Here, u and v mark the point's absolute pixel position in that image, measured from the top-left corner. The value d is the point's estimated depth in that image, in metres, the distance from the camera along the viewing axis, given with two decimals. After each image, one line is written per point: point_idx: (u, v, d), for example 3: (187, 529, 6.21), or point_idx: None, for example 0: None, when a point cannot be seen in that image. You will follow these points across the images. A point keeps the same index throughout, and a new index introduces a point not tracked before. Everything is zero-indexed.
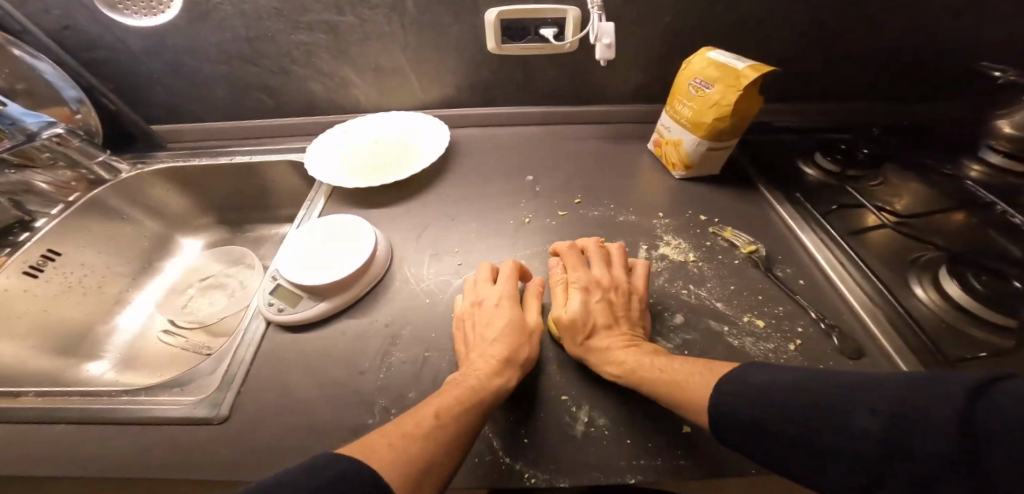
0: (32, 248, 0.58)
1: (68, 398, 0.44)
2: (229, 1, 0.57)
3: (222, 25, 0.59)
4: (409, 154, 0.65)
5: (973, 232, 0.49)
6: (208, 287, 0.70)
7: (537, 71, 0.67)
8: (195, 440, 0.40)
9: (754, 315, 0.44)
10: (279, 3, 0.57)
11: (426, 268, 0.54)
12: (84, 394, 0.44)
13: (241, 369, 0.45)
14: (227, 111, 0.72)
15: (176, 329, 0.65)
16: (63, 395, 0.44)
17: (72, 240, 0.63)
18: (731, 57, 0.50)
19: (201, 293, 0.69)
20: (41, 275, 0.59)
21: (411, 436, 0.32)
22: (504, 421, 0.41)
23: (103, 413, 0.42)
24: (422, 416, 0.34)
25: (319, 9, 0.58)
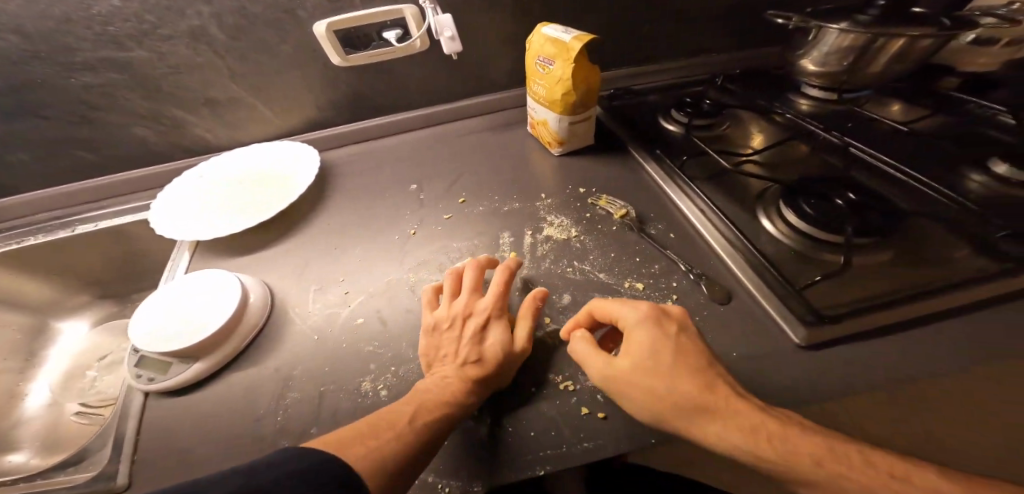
0: None
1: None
2: None
3: None
4: (277, 187, 0.60)
5: (811, 158, 0.54)
6: (109, 365, 0.63)
7: (395, 75, 0.64)
8: None
9: (634, 279, 0.45)
10: (28, 45, 0.49)
11: (313, 304, 0.51)
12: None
13: (128, 438, 0.41)
14: (49, 177, 0.63)
15: (88, 408, 0.57)
16: None
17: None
18: (562, 29, 0.51)
19: (102, 372, 0.62)
20: None
21: (381, 442, 0.32)
22: None
23: None
24: (393, 414, 0.35)
25: (91, 46, 0.51)
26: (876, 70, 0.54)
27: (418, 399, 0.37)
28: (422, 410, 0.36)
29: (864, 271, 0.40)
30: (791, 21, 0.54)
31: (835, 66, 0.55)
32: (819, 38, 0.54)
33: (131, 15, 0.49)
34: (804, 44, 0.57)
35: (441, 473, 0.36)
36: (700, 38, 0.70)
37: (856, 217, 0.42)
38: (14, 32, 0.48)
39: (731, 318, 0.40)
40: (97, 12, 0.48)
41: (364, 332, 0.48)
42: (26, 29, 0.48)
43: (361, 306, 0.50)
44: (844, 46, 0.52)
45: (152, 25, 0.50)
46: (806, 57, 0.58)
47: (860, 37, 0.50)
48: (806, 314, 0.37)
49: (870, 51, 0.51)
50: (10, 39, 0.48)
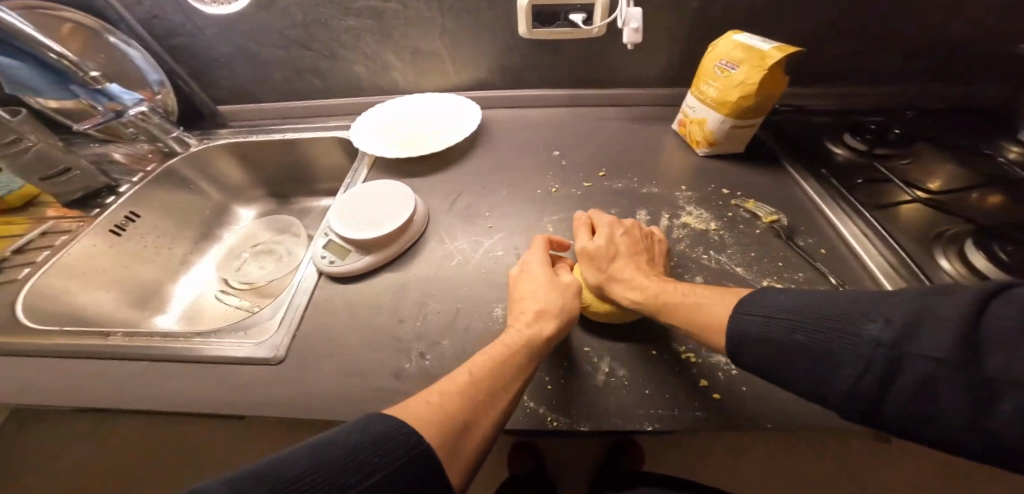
0: (116, 211, 0.67)
1: (152, 340, 0.49)
2: None
3: (285, 13, 0.66)
4: (442, 131, 0.70)
5: (1008, 211, 0.48)
6: (259, 253, 0.78)
7: (567, 54, 0.71)
8: (256, 377, 0.45)
9: (774, 280, 0.45)
10: None
11: (460, 230, 0.59)
12: (164, 336, 0.50)
13: (293, 318, 0.50)
14: (276, 91, 0.80)
15: (231, 290, 0.74)
16: (147, 337, 0.50)
17: (148, 205, 0.72)
18: (757, 40, 0.52)
19: (253, 258, 0.78)
20: (124, 234, 0.68)
21: (451, 402, 0.34)
22: (538, 385, 0.43)
23: (182, 353, 0.47)
24: (459, 376, 0.37)
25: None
26: None
27: (489, 354, 0.39)
28: (480, 368, 0.37)
29: None
30: None
31: None
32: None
33: None
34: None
35: (557, 407, 0.41)
36: (887, 68, 0.66)
37: None
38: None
39: None
40: None
41: (503, 264, 0.54)
42: None
43: (501, 242, 0.56)
44: None
45: None
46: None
47: None
48: None
49: None
50: None
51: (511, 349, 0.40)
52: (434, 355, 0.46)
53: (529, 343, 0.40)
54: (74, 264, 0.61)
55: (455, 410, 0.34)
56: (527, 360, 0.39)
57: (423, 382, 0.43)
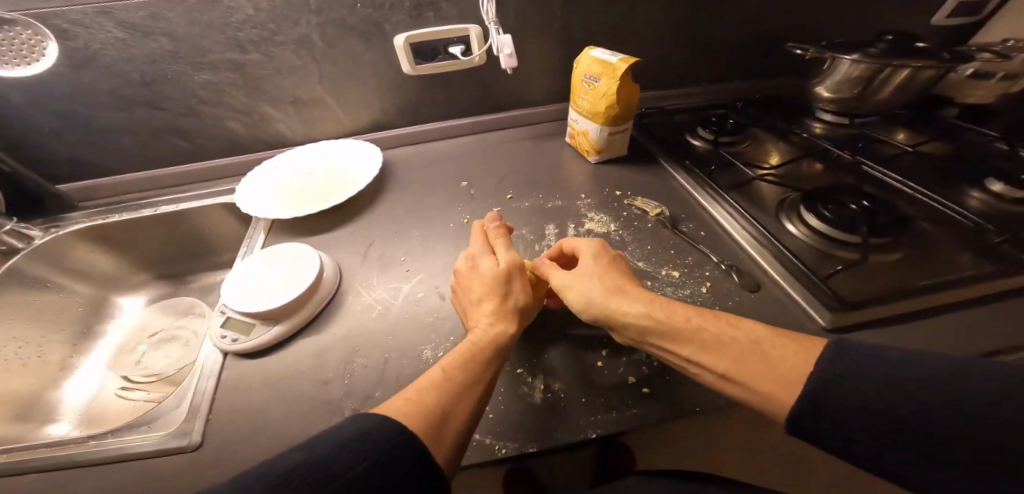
0: None
1: (36, 451, 0.42)
2: (114, 46, 0.56)
3: (112, 73, 0.59)
4: (345, 181, 0.67)
5: (823, 175, 0.61)
6: (160, 342, 0.68)
7: (455, 86, 0.72)
8: (171, 469, 0.39)
9: (670, 268, 0.51)
10: (175, 47, 0.57)
11: (376, 279, 0.57)
12: (51, 445, 0.42)
13: (205, 403, 0.44)
14: (137, 160, 0.70)
15: (136, 383, 0.62)
16: (26, 450, 0.42)
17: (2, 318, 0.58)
18: (609, 53, 0.59)
19: (153, 348, 0.67)
20: None
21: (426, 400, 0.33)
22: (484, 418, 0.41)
23: (76, 458, 0.40)
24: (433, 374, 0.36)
25: (224, 49, 0.59)
26: (884, 96, 0.61)
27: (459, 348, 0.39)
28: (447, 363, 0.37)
29: (879, 269, 0.45)
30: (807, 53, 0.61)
31: (848, 92, 0.63)
32: (833, 68, 0.62)
33: (263, 22, 0.57)
34: (819, 73, 0.65)
35: (503, 433, 0.40)
36: (724, 66, 0.78)
37: (870, 221, 0.48)
38: (163, 35, 0.56)
39: (766, 303, 0.45)
40: (232, 20, 0.56)
41: (425, 305, 0.53)
42: (175, 32, 0.56)
43: (421, 284, 0.55)
44: (854, 76, 0.60)
45: (274, 32, 0.59)
46: (820, 85, 0.66)
47: (869, 67, 0.57)
48: (832, 302, 0.42)
49: (877, 81, 0.59)
50: (160, 41, 0.57)
51: (480, 342, 0.40)
52: (370, 408, 0.43)
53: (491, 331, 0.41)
54: None
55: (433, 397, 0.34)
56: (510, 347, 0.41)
57: None
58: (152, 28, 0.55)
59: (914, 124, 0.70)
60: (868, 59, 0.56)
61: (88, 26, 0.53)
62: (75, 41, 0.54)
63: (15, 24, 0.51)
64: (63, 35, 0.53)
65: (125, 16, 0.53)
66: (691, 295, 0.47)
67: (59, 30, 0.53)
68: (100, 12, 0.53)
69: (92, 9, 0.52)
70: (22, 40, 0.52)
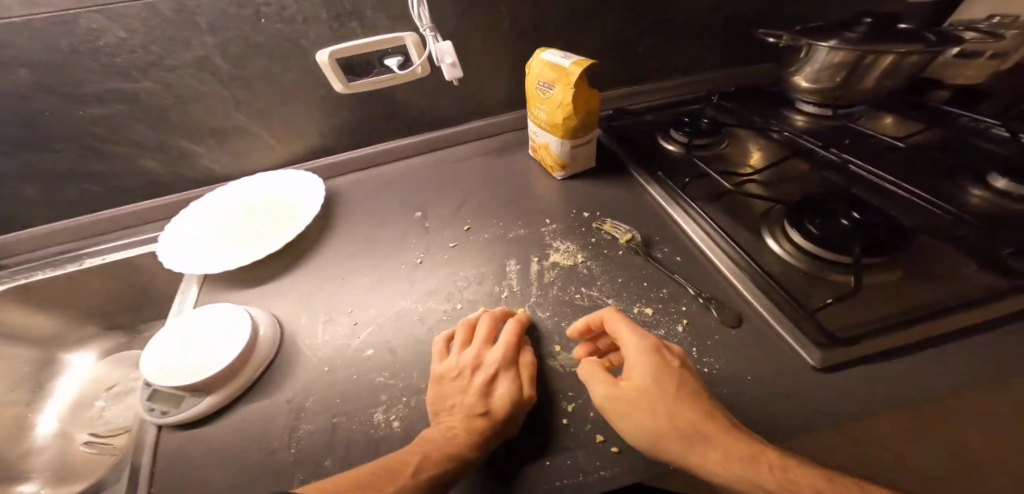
0: None
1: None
2: None
3: None
4: (281, 217, 0.60)
5: (811, 177, 0.55)
6: (117, 393, 0.62)
7: (399, 101, 0.65)
8: None
9: (643, 304, 0.45)
10: (37, 76, 0.48)
11: (319, 335, 0.50)
12: None
13: (141, 474, 0.39)
14: (47, 210, 0.62)
15: (92, 440, 0.56)
16: None
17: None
18: (561, 55, 0.52)
19: (111, 401, 0.61)
20: None
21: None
22: None
23: None
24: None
25: (97, 79, 0.51)
26: (869, 84, 0.55)
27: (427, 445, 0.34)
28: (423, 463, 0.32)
29: (875, 292, 0.40)
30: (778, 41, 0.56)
31: (829, 81, 0.56)
32: (810, 55, 0.55)
33: (141, 46, 0.49)
34: (796, 61, 0.58)
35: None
36: (694, 58, 0.72)
37: (862, 235, 0.43)
38: (27, 67, 0.47)
39: (749, 341, 0.39)
40: (97, 45, 0.48)
41: (373, 363, 0.47)
42: (30, 61, 0.47)
43: (369, 338, 0.49)
44: (835, 63, 0.53)
45: (160, 56, 0.50)
46: (799, 74, 0.59)
47: (850, 53, 0.50)
48: (823, 338, 0.37)
49: (861, 67, 0.52)
50: (20, 73, 0.48)
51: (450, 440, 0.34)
52: (317, 480, 0.37)
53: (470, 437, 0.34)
54: None
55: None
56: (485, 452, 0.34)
57: None
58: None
59: (904, 111, 0.64)
60: (848, 45, 0.49)
61: None
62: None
63: None
64: None
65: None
66: (666, 337, 0.41)
67: None
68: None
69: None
70: None
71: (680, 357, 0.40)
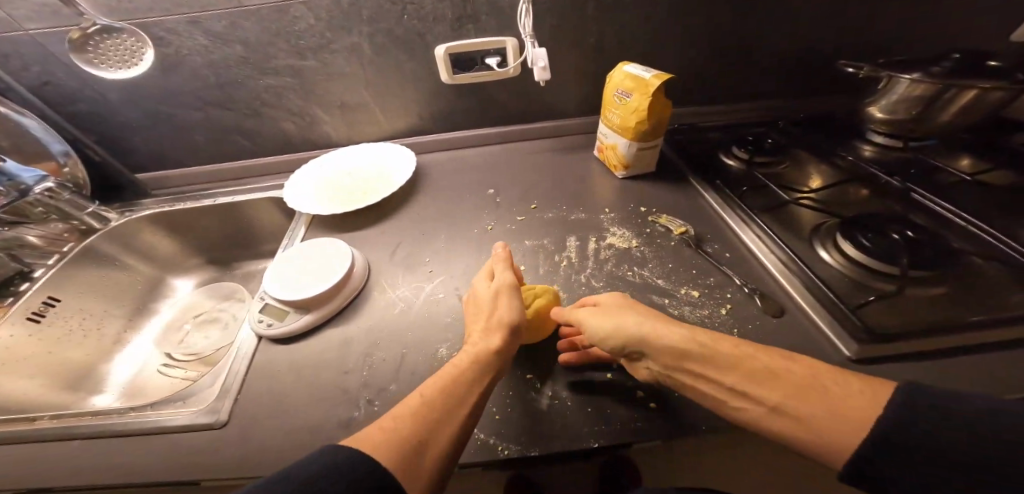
0: (33, 297, 0.61)
1: (83, 418, 0.47)
2: (199, 52, 0.63)
3: (194, 74, 0.65)
4: (381, 181, 0.71)
5: (869, 202, 0.57)
6: (202, 323, 0.74)
7: (490, 96, 0.75)
8: (199, 443, 0.43)
9: (690, 287, 0.50)
10: (249, 54, 0.64)
11: (402, 277, 0.59)
12: (96, 414, 0.47)
13: (235, 386, 0.48)
14: (199, 155, 0.77)
15: (176, 361, 0.68)
16: (77, 417, 0.47)
17: (71, 287, 0.66)
18: (643, 69, 0.59)
19: (195, 329, 0.73)
20: (44, 320, 0.62)
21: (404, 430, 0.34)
22: (491, 421, 0.42)
23: (114, 428, 0.45)
24: (413, 398, 0.37)
25: (285, 56, 0.65)
26: (946, 121, 0.57)
27: (442, 373, 0.40)
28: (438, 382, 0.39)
29: (918, 302, 0.42)
30: (859, 71, 0.59)
31: (905, 113, 0.59)
32: (889, 86, 0.58)
33: (320, 32, 0.63)
34: (874, 92, 0.62)
35: (508, 433, 0.40)
36: (763, 85, 0.76)
37: (912, 253, 0.46)
38: (239, 43, 0.62)
39: (789, 330, 0.43)
40: (297, 29, 0.62)
41: (445, 306, 0.55)
42: (246, 38, 0.62)
43: (442, 285, 0.58)
44: (914, 96, 0.56)
45: (330, 41, 0.64)
46: (875, 104, 0.62)
47: (932, 87, 0.53)
48: (860, 332, 0.40)
49: (941, 102, 0.54)
50: (236, 49, 0.63)
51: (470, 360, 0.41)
52: (382, 400, 0.45)
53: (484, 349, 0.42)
54: None
55: (411, 421, 0.35)
56: (496, 366, 0.42)
57: None
58: (232, 37, 0.62)
59: (978, 153, 0.65)
60: (929, 80, 0.52)
61: (180, 34, 0.60)
62: (168, 47, 0.62)
63: (122, 32, 0.56)
64: (160, 43, 0.61)
65: (210, 25, 0.60)
66: (709, 315, 0.47)
67: (157, 37, 0.60)
68: (190, 22, 0.59)
69: (184, 19, 0.59)
70: (125, 46, 0.57)
71: (722, 332, 0.44)
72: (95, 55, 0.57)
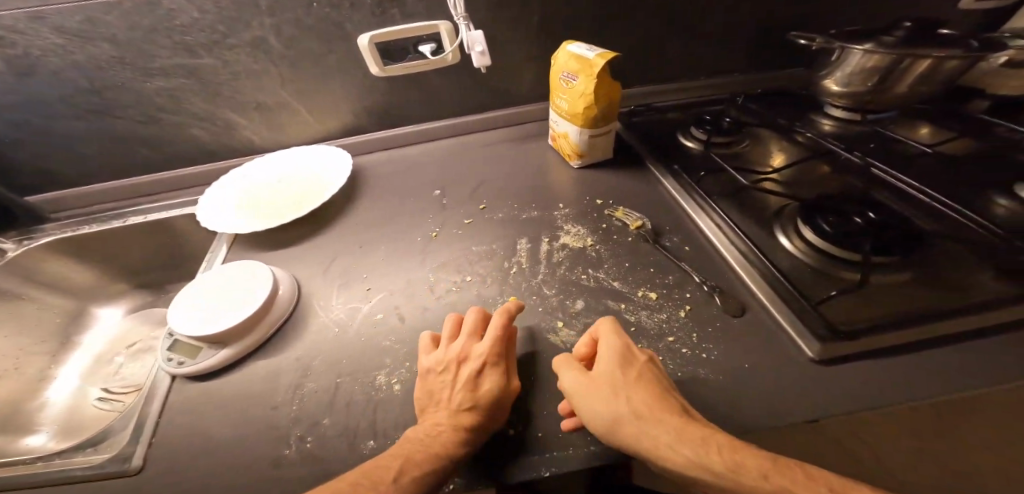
0: None
1: None
2: (52, 53, 0.54)
3: (59, 80, 0.57)
4: (312, 189, 0.64)
5: (831, 178, 0.54)
6: (138, 352, 0.67)
7: (428, 86, 0.68)
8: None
9: (648, 288, 0.46)
10: (118, 53, 0.55)
11: (337, 298, 0.53)
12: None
13: (149, 420, 0.42)
14: (106, 171, 0.69)
15: (112, 393, 0.61)
16: None
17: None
18: (587, 47, 0.53)
19: (131, 359, 0.66)
20: None
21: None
22: None
23: (13, 484, 0.38)
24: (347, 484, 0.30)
25: (167, 53, 0.57)
26: (902, 91, 0.53)
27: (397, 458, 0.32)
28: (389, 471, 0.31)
29: (881, 291, 0.40)
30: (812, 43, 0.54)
31: (860, 86, 0.54)
32: (842, 59, 0.54)
33: (206, 27, 0.55)
34: (827, 66, 0.57)
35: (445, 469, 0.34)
36: (720, 58, 0.72)
37: (877, 237, 0.42)
38: (103, 39, 0.54)
39: (752, 330, 0.40)
40: (175, 24, 0.54)
41: (383, 328, 0.49)
42: (118, 36, 0.54)
43: (382, 302, 0.51)
44: (868, 67, 0.52)
45: (224, 34, 0.56)
46: (830, 78, 0.57)
47: (886, 57, 0.49)
48: (825, 330, 0.37)
49: (894, 74, 0.51)
50: (100, 46, 0.54)
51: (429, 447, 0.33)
52: (316, 435, 0.39)
53: (452, 444, 0.33)
54: None
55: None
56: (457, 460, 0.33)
57: (304, 469, 0.37)
58: (86, 32, 0.53)
59: (940, 121, 0.62)
60: (885, 48, 0.48)
61: (22, 31, 0.52)
62: (12, 48, 0.53)
63: None
64: (0, 42, 0.52)
65: (57, 21, 0.51)
66: (667, 320, 0.42)
67: None
68: (31, 17, 0.51)
69: (25, 14, 0.50)
70: None
71: (679, 339, 0.40)
72: None
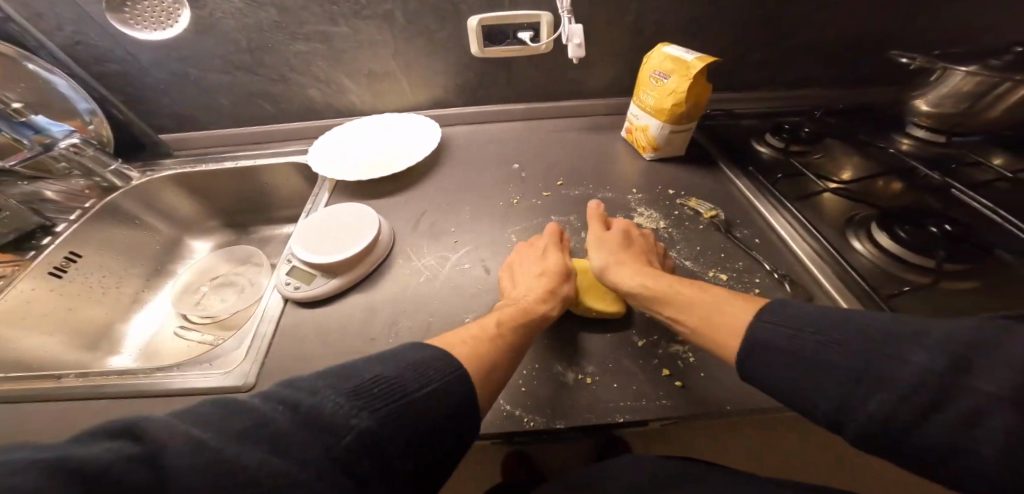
0: (55, 251, 0.61)
1: (105, 378, 0.46)
2: (229, 15, 0.62)
3: (225, 37, 0.65)
4: (403, 153, 0.70)
5: (902, 195, 0.57)
6: (219, 285, 0.74)
7: (519, 70, 0.74)
8: None
9: (719, 270, 0.50)
10: (279, 17, 0.63)
11: (425, 247, 0.58)
12: (120, 373, 0.47)
13: (262, 346, 0.47)
14: (223, 119, 0.78)
15: (193, 324, 0.69)
16: (100, 376, 0.47)
17: (91, 243, 0.66)
18: (683, 51, 0.57)
19: (213, 291, 0.73)
20: (65, 276, 0.62)
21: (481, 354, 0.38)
22: (519, 392, 0.42)
23: (139, 388, 0.44)
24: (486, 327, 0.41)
25: (314, 20, 0.64)
26: (991, 117, 0.55)
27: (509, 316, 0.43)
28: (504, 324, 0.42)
29: (948, 296, 0.43)
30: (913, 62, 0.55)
31: (953, 106, 0.56)
32: (941, 79, 0.56)
33: None
34: (923, 84, 0.58)
35: (535, 406, 0.41)
36: (800, 72, 0.74)
37: (949, 245, 0.45)
38: (272, 5, 0.62)
39: None
40: None
41: (470, 277, 0.54)
42: (280, 2, 0.62)
43: (467, 255, 0.56)
44: (964, 90, 0.54)
45: (362, 7, 0.63)
46: (921, 97, 0.59)
47: (984, 82, 0.51)
48: None
49: (991, 97, 0.53)
50: (268, 12, 0.63)
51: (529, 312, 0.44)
52: None
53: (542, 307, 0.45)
54: (12, 309, 0.55)
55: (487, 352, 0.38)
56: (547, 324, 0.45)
57: None
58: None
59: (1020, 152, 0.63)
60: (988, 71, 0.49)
61: None
62: (202, 9, 0.61)
63: None
64: (195, 4, 0.61)
65: None
66: None
67: None
68: None
69: None
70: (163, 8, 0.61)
71: None
72: (131, 16, 0.61)
